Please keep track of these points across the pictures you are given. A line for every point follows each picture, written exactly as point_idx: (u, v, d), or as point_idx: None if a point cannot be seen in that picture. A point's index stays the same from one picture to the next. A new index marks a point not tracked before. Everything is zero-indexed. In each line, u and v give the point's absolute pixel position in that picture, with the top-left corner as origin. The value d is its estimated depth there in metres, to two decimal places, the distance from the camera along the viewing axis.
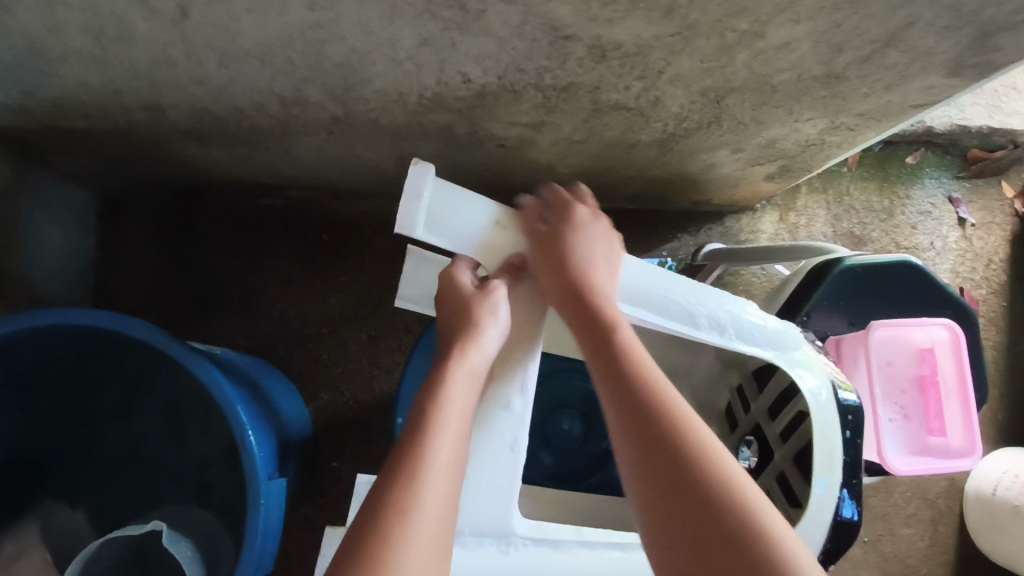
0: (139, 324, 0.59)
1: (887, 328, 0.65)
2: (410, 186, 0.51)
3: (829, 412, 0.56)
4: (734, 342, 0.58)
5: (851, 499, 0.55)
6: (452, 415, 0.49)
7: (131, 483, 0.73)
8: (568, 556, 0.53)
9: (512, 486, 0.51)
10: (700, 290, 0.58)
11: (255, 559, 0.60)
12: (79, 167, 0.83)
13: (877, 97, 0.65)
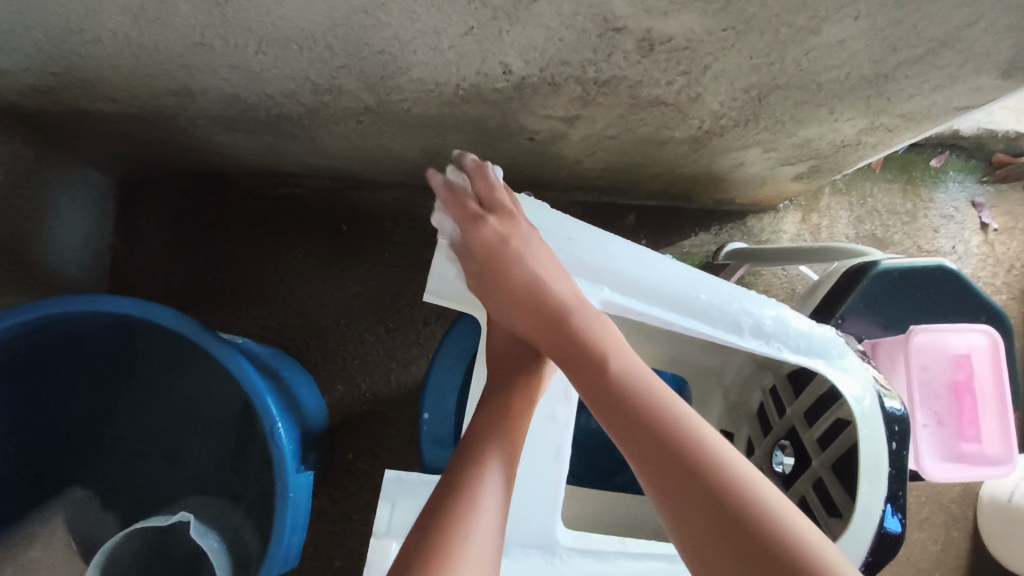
0: (170, 313, 0.58)
1: (931, 337, 0.63)
2: None
3: (876, 421, 0.55)
4: (782, 352, 0.57)
5: (895, 512, 0.55)
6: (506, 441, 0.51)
7: (147, 476, 0.72)
8: (613, 567, 0.52)
9: (555, 494, 0.52)
10: (744, 297, 0.58)
11: (282, 551, 0.59)
12: (100, 151, 0.82)
13: (923, 97, 0.64)
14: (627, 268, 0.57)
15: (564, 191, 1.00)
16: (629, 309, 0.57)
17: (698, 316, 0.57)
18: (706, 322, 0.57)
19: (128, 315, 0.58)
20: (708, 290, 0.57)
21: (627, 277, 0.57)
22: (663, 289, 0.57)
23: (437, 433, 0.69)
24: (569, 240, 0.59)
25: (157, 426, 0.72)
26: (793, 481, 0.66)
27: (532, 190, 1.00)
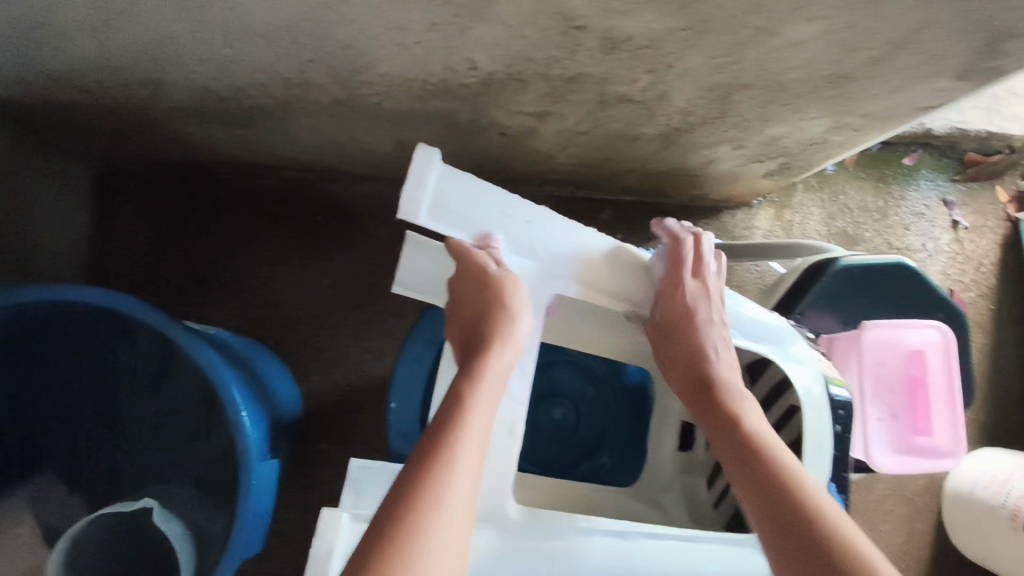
0: (131, 300, 0.59)
1: (882, 330, 0.65)
2: (415, 170, 0.47)
3: (823, 405, 0.56)
4: (733, 337, 0.59)
5: (839, 493, 0.56)
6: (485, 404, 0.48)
7: (116, 470, 0.72)
8: (566, 544, 0.50)
9: (507, 467, 0.50)
10: (700, 285, 0.59)
11: (244, 535, 0.60)
12: (73, 142, 0.82)
13: (884, 99, 0.65)
14: (580, 257, 0.55)
15: (540, 185, 1.01)
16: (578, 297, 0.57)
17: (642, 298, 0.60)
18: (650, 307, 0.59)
19: (94, 305, 0.59)
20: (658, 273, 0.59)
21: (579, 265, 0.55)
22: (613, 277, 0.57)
23: (403, 423, 0.70)
24: (530, 224, 0.53)
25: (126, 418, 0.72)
26: None
27: (508, 184, 1.01)
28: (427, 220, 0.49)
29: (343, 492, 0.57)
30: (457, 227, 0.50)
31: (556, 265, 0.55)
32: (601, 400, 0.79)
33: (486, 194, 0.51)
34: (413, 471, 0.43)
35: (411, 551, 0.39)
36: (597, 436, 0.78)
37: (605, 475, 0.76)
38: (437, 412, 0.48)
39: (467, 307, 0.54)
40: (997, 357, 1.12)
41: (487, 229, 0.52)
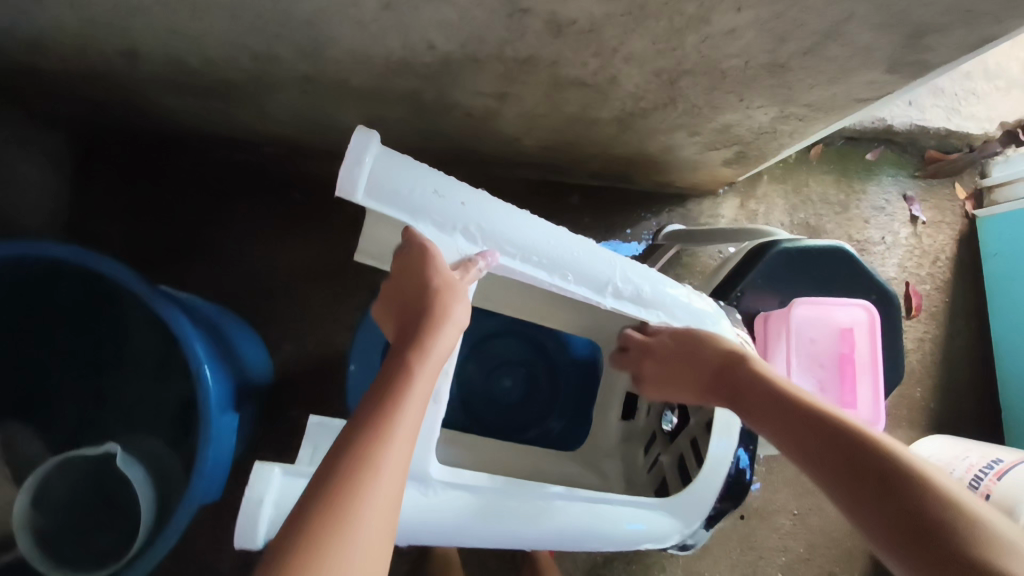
0: (114, 263, 0.63)
1: (810, 306, 0.70)
2: (352, 151, 0.46)
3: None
4: (660, 318, 0.64)
5: (746, 454, 0.63)
6: (419, 384, 0.46)
7: (87, 422, 0.76)
8: (484, 499, 0.53)
9: (431, 433, 0.51)
10: (632, 267, 0.61)
11: (203, 484, 0.64)
12: (54, 109, 0.85)
13: (822, 88, 0.68)
14: (512, 233, 0.55)
15: (510, 168, 1.05)
16: (514, 270, 0.57)
17: (578, 277, 0.58)
18: (582, 285, 0.59)
19: (64, 260, 0.62)
20: (591, 256, 0.58)
21: (512, 240, 0.55)
22: (549, 252, 0.56)
23: (361, 384, 0.75)
24: (463, 205, 0.52)
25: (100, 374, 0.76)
26: (673, 438, 0.70)
27: (478, 166, 1.04)
28: (364, 198, 0.48)
29: (302, 448, 0.60)
30: (392, 207, 0.50)
31: (490, 242, 0.54)
32: (552, 378, 0.87)
33: (416, 172, 0.50)
34: (343, 446, 0.42)
35: (344, 526, 0.39)
36: (544, 405, 0.86)
37: (551, 439, 0.85)
38: (371, 386, 0.47)
39: (406, 289, 0.52)
40: (950, 348, 1.16)
41: (425, 212, 0.51)
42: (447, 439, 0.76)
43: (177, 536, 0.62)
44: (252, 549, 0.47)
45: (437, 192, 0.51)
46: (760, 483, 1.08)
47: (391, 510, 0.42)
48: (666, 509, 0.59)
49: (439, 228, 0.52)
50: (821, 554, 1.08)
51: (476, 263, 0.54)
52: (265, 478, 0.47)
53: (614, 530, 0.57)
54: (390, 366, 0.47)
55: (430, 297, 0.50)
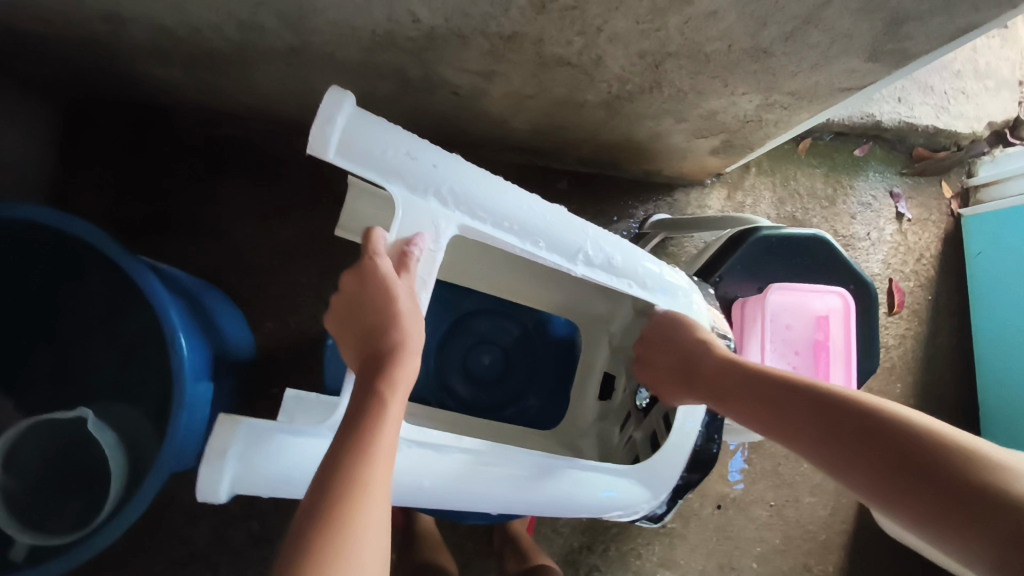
0: (86, 225, 0.62)
1: (784, 293, 0.72)
2: (323, 110, 0.49)
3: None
4: (633, 288, 0.64)
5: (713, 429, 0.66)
6: (394, 411, 0.48)
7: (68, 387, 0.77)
8: (448, 460, 0.56)
9: None
10: (603, 236, 0.63)
11: (176, 449, 0.63)
12: (39, 75, 0.84)
13: (805, 76, 0.69)
14: (484, 197, 0.57)
15: (498, 151, 1.05)
16: (486, 234, 0.59)
17: (549, 244, 0.60)
18: (554, 252, 0.61)
19: (40, 223, 0.62)
20: (562, 223, 0.60)
21: (484, 204, 0.57)
22: (520, 218, 0.59)
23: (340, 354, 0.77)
24: (435, 167, 0.55)
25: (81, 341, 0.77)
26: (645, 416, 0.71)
27: (466, 148, 1.04)
28: (336, 157, 0.51)
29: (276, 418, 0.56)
30: (366, 167, 0.52)
31: (462, 205, 0.57)
32: (529, 354, 0.90)
33: (389, 133, 0.53)
34: (328, 480, 0.43)
35: (344, 556, 0.40)
36: (522, 385, 0.89)
37: (526, 419, 0.87)
38: (347, 418, 0.47)
39: (361, 294, 0.53)
40: (931, 345, 1.16)
41: (398, 171, 0.53)
42: (426, 417, 0.78)
43: (150, 498, 0.62)
44: (215, 501, 0.50)
45: (408, 152, 0.53)
46: (744, 483, 1.09)
47: (385, 536, 0.44)
48: (631, 477, 0.64)
49: (412, 190, 0.55)
50: (796, 546, 1.09)
51: (446, 227, 0.57)
52: (226, 433, 0.49)
53: (574, 493, 0.61)
54: (360, 400, 0.48)
55: (389, 332, 0.52)
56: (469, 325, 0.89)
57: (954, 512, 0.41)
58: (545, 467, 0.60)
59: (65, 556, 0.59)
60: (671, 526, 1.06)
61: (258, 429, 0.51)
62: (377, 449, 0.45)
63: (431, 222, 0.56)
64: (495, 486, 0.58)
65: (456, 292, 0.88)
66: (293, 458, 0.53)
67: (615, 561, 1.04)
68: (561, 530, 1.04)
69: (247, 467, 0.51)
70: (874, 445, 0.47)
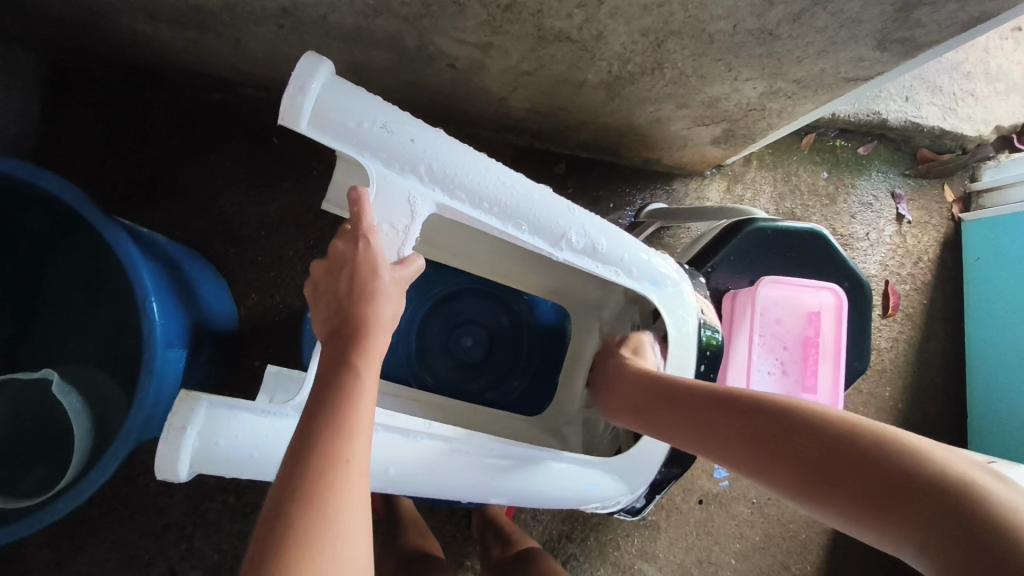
0: (57, 179, 0.60)
1: (775, 286, 0.70)
2: (296, 77, 0.48)
3: (691, 341, 0.65)
4: (618, 276, 0.62)
5: None
6: (367, 388, 0.46)
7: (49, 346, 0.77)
8: (419, 445, 0.55)
9: None
10: (587, 219, 0.61)
11: (145, 415, 0.62)
12: (25, 27, 0.82)
13: (812, 63, 0.67)
14: (464, 175, 0.55)
15: (495, 131, 1.02)
16: (464, 216, 0.57)
17: (531, 227, 0.58)
18: (536, 235, 0.59)
19: (16, 177, 0.60)
20: (545, 205, 0.58)
21: (464, 183, 0.55)
22: (499, 198, 0.57)
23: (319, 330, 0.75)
24: (412, 142, 0.53)
25: (67, 301, 0.77)
26: None
27: (462, 126, 1.02)
28: (309, 128, 0.50)
29: (258, 394, 0.54)
30: (341, 138, 0.51)
31: (441, 184, 0.55)
32: (514, 334, 0.89)
33: (366, 104, 0.51)
34: (296, 472, 0.41)
35: (326, 528, 0.39)
36: (502, 368, 0.88)
37: (507, 404, 0.86)
38: (313, 402, 0.44)
39: (338, 269, 0.50)
40: (925, 351, 1.15)
41: (373, 143, 0.51)
42: (406, 398, 0.76)
43: (114, 469, 0.60)
44: (175, 480, 0.49)
45: (384, 125, 0.51)
46: (729, 479, 1.08)
47: (367, 514, 0.42)
48: (604, 468, 0.62)
49: (389, 165, 0.53)
50: (776, 545, 1.08)
51: (423, 206, 0.54)
52: (186, 408, 0.49)
53: (548, 486, 0.60)
54: (330, 378, 0.46)
55: (360, 303, 0.49)
56: (453, 305, 0.88)
57: (891, 506, 0.39)
58: (516, 457, 0.59)
59: (15, 523, 0.57)
60: (652, 518, 1.05)
61: (218, 404, 0.51)
62: (354, 421, 0.44)
63: (406, 199, 0.53)
64: (460, 471, 0.56)
65: (444, 271, 0.86)
66: (255, 439, 0.51)
67: (594, 551, 1.03)
68: (541, 518, 1.03)
69: (208, 445, 0.50)
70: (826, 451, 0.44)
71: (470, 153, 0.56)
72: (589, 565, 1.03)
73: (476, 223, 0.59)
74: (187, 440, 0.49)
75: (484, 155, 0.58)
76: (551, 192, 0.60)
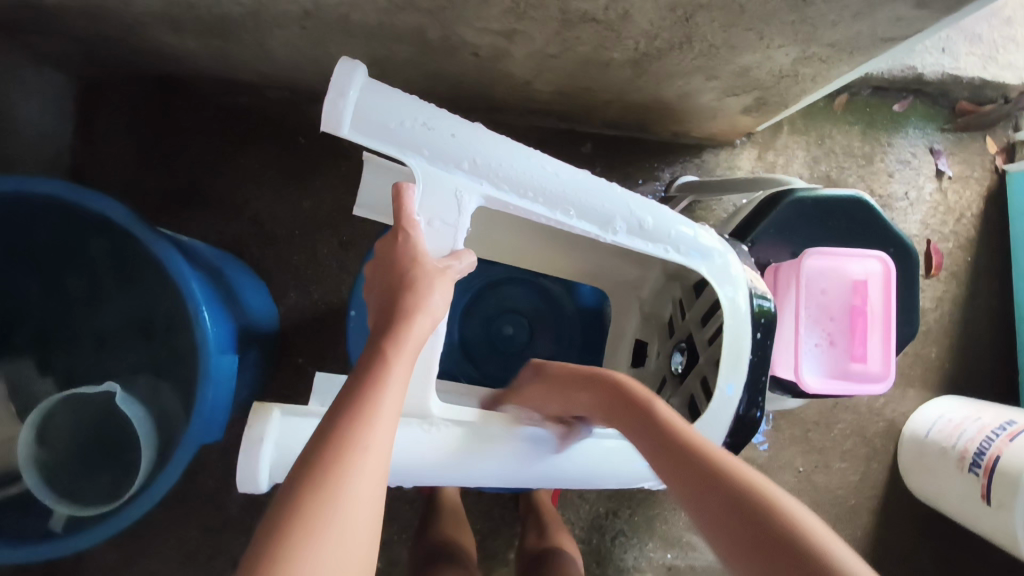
0: (101, 197, 0.62)
1: (821, 257, 0.69)
2: (335, 83, 0.48)
3: (744, 315, 0.61)
4: (666, 254, 0.62)
5: (754, 399, 0.62)
6: (394, 384, 0.47)
7: (102, 357, 0.80)
8: (490, 435, 0.57)
9: (427, 376, 0.54)
10: (630, 198, 0.61)
11: (204, 421, 0.64)
12: (55, 48, 0.84)
13: (847, 25, 0.65)
14: (507, 165, 0.56)
15: (520, 115, 1.01)
16: (511, 206, 0.57)
17: (578, 212, 0.58)
18: (584, 220, 0.59)
19: (60, 198, 0.62)
20: (588, 189, 0.58)
21: (508, 174, 0.56)
22: (543, 187, 0.57)
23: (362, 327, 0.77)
24: (454, 137, 0.53)
25: (116, 313, 0.80)
26: (681, 383, 0.70)
27: (487, 112, 1.01)
28: (350, 133, 0.50)
29: (312, 398, 0.58)
30: (384, 141, 0.51)
31: (486, 177, 0.55)
32: (557, 320, 0.89)
33: (407, 105, 0.51)
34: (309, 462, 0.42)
35: (325, 509, 0.40)
36: (544, 354, 0.88)
37: None
38: (339, 395, 0.46)
39: (389, 265, 0.52)
40: (971, 309, 1.12)
41: (417, 142, 0.52)
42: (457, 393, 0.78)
43: (178, 475, 0.62)
44: (257, 491, 0.51)
45: (424, 123, 0.52)
46: (773, 449, 1.08)
47: (372, 511, 0.42)
48: None
49: (433, 162, 0.53)
50: (824, 511, 1.08)
51: (470, 199, 0.55)
52: (261, 423, 0.51)
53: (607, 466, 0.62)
54: (363, 371, 0.47)
55: (402, 294, 0.50)
56: (491, 294, 0.89)
57: None
58: (524, 438, 0.59)
59: (98, 527, 0.60)
60: None
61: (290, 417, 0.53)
62: (373, 414, 0.44)
63: (453, 195, 0.54)
64: (467, 458, 0.56)
65: (481, 261, 0.86)
66: None
67: (641, 525, 1.05)
68: (587, 496, 1.04)
69: (284, 455, 0.52)
70: (760, 539, 0.41)
71: (507, 144, 0.56)
72: (638, 539, 1.05)
73: (522, 213, 0.59)
74: (267, 451, 0.51)
75: (521, 144, 0.57)
76: (591, 174, 0.59)
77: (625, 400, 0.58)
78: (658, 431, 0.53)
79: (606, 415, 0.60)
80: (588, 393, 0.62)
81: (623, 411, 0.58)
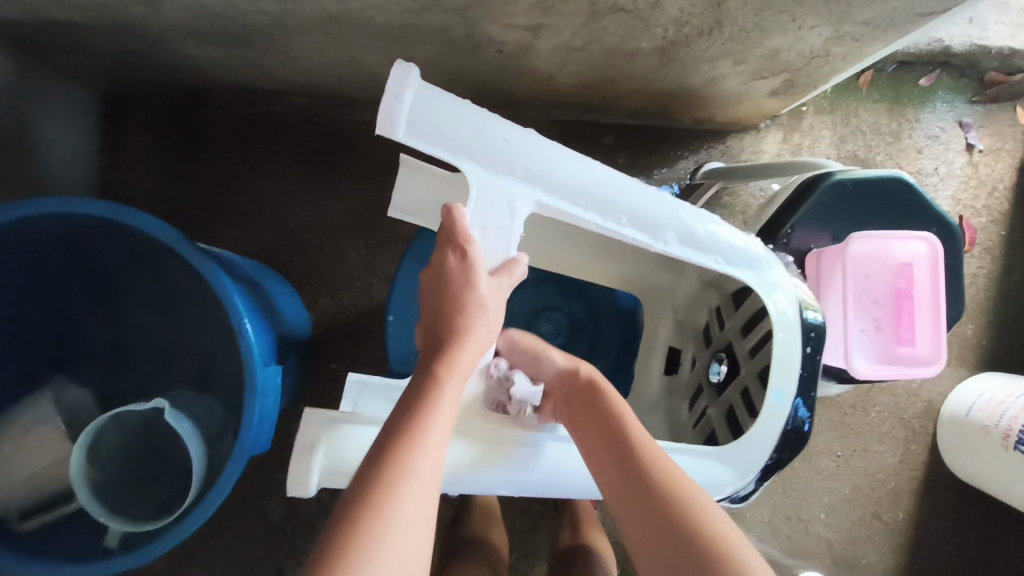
0: (143, 216, 0.62)
1: (865, 242, 0.68)
2: (392, 85, 0.47)
3: (794, 325, 0.61)
4: (711, 263, 0.61)
5: (804, 407, 0.61)
6: (443, 408, 0.47)
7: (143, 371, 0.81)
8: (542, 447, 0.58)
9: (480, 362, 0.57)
10: (679, 206, 0.61)
11: (253, 434, 0.65)
12: (79, 66, 0.84)
13: (883, 2, 0.63)
14: (559, 171, 0.55)
15: (542, 109, 1.01)
16: (562, 213, 0.57)
17: (629, 219, 0.58)
18: (634, 227, 0.59)
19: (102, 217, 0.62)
20: (638, 196, 0.58)
21: (559, 180, 0.55)
22: (594, 194, 0.57)
23: (402, 334, 0.76)
24: (508, 143, 0.53)
25: (155, 327, 0.80)
26: (721, 393, 0.69)
27: (508, 107, 1.00)
28: (405, 136, 0.49)
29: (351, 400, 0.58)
30: (439, 146, 0.50)
31: (540, 184, 0.55)
32: (592, 316, 0.89)
33: (462, 111, 0.51)
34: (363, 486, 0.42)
35: (374, 533, 0.40)
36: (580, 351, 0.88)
37: None
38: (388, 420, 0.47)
39: (441, 283, 0.52)
40: (1007, 284, 1.10)
41: (471, 149, 0.52)
42: None
43: (230, 487, 0.63)
44: (305, 495, 0.51)
45: (480, 130, 0.52)
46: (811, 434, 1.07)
47: (422, 539, 0.42)
48: (719, 458, 0.60)
49: (486, 168, 0.53)
50: (865, 495, 1.08)
51: (524, 206, 0.55)
52: (313, 429, 0.52)
53: None
54: (413, 395, 0.48)
55: (452, 315, 0.51)
56: (524, 293, 0.88)
57: None
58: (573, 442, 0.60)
59: (157, 542, 0.60)
60: None
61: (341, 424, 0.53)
62: (423, 439, 0.45)
63: (506, 201, 0.54)
64: (519, 467, 0.58)
65: None
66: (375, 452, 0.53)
67: None
68: None
69: (334, 460, 0.52)
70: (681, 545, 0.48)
71: (559, 151, 0.56)
72: None
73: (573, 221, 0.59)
74: (318, 454, 0.51)
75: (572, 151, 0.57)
76: (637, 180, 0.59)
77: (583, 395, 0.62)
78: (603, 430, 0.57)
79: (562, 407, 0.62)
80: (561, 382, 0.65)
81: (580, 406, 0.61)
